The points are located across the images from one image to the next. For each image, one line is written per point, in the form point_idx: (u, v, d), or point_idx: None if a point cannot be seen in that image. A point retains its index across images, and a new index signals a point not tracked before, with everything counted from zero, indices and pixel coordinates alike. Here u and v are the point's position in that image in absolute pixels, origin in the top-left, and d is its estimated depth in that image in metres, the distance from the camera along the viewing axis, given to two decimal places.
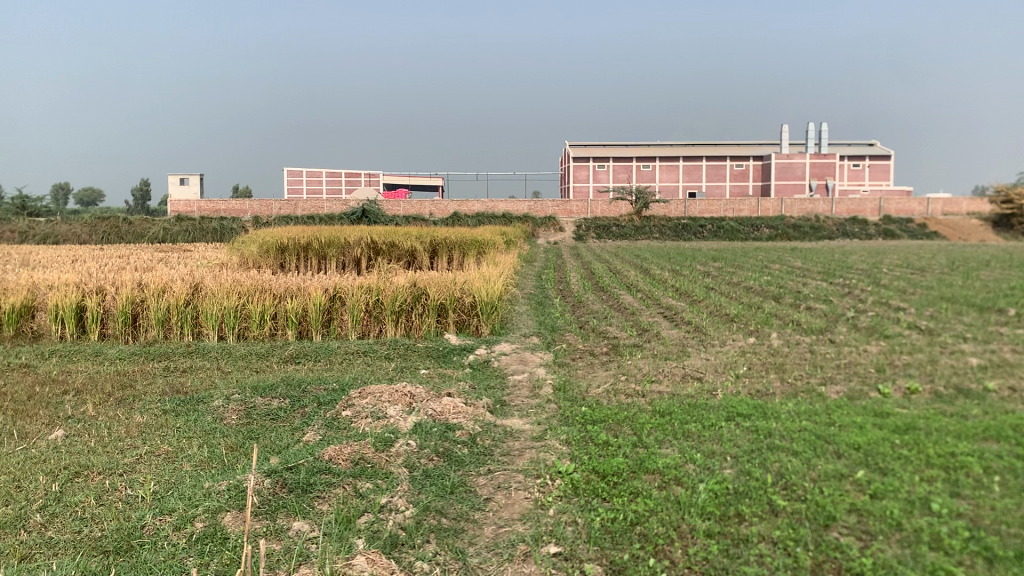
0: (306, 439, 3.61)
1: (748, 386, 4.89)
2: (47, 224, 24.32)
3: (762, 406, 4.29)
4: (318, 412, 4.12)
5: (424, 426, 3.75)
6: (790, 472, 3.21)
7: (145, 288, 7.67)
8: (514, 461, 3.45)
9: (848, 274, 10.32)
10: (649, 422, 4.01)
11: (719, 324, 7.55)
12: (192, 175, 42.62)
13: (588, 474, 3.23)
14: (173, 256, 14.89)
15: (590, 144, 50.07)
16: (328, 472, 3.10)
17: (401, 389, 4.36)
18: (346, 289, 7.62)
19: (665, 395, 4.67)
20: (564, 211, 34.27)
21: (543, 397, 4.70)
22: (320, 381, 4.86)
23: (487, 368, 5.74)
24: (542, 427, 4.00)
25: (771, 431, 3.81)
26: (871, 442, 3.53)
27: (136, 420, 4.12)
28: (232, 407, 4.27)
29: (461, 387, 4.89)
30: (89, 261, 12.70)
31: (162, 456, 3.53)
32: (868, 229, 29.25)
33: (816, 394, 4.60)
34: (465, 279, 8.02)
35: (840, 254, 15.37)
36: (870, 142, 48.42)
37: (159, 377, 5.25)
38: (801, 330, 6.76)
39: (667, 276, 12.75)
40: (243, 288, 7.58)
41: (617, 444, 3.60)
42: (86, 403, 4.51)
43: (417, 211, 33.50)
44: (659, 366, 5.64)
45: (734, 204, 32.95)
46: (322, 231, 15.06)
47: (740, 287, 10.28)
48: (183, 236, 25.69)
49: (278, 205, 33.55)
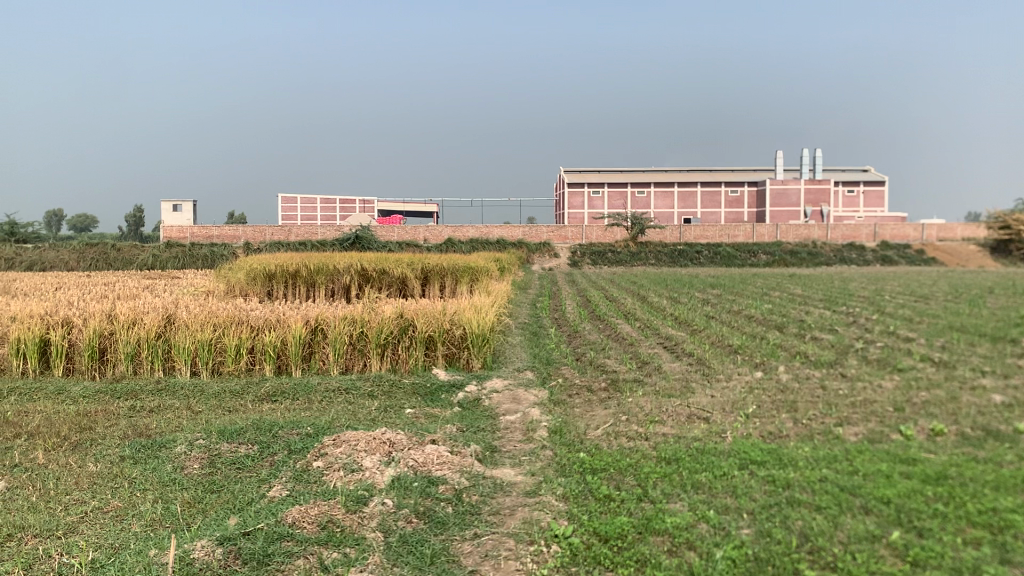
0: (271, 495, 3.24)
1: (759, 428, 4.53)
2: (35, 251, 23.99)
3: (776, 450, 3.93)
4: (288, 462, 3.75)
5: (403, 480, 3.38)
6: (816, 534, 2.85)
7: (115, 319, 7.27)
8: (504, 521, 3.07)
9: (851, 301, 10.04)
10: (653, 471, 3.64)
11: (721, 357, 7.18)
12: (185, 202, 42.35)
13: (588, 538, 2.87)
14: (161, 283, 14.51)
15: (585, 172, 50.12)
16: (290, 539, 2.73)
17: (380, 436, 3.96)
18: (328, 320, 7.24)
19: (671, 438, 4.30)
20: (559, 237, 33.96)
21: (538, 442, 4.32)
22: (294, 424, 4.45)
23: (477, 407, 5.37)
24: (537, 478, 3.63)
25: (790, 481, 3.44)
26: (902, 495, 3.13)
27: (88, 470, 3.73)
28: (195, 455, 3.88)
29: (448, 431, 4.50)
30: (71, 288, 12.34)
31: (110, 513, 3.14)
32: (865, 254, 29.00)
33: (834, 436, 4.22)
34: (455, 309, 7.66)
35: (841, 280, 15.06)
36: (863, 169, 48.64)
37: (122, 419, 4.84)
38: (810, 364, 6.39)
39: (666, 304, 12.41)
40: (219, 319, 7.21)
41: (620, 499, 3.24)
42: (37, 448, 4.12)
43: (411, 238, 33.22)
44: (662, 403, 5.27)
45: (729, 231, 32.75)
46: (311, 258, 14.68)
47: (742, 316, 9.96)
48: (172, 262, 25.37)
49: (271, 231, 33.29)
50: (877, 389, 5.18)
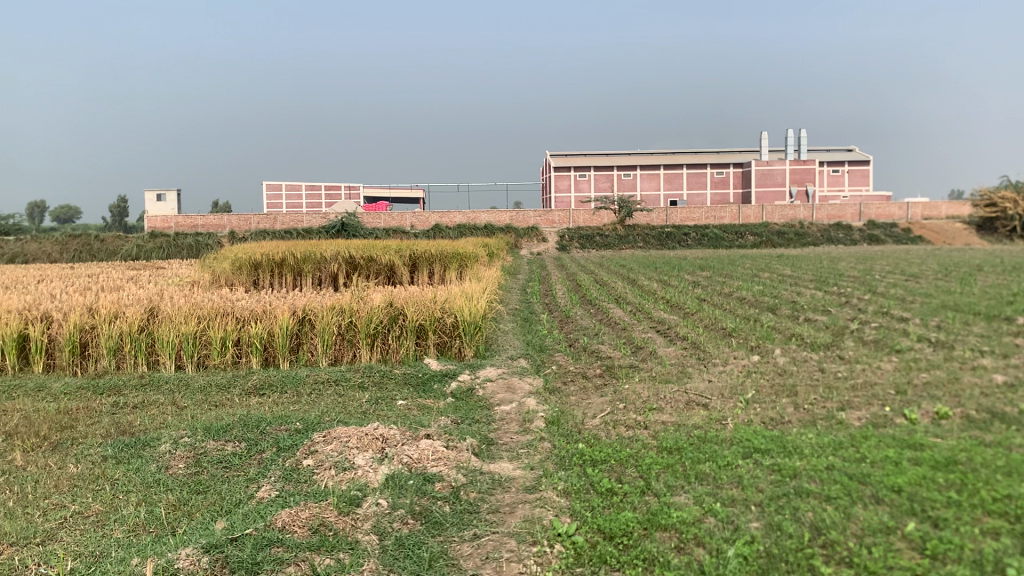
0: (260, 496, 3.11)
1: (760, 414, 4.42)
2: (16, 243, 23.67)
3: (780, 437, 3.82)
4: (276, 460, 3.61)
5: (398, 478, 3.25)
6: (828, 526, 2.74)
7: (95, 312, 7.09)
8: (505, 520, 2.95)
9: (842, 281, 9.98)
10: (656, 461, 3.53)
11: (717, 340, 7.07)
12: (169, 191, 41.81)
13: (592, 536, 2.76)
14: (145, 274, 14.27)
15: (572, 156, 49.96)
16: (280, 544, 2.60)
17: (372, 432, 3.83)
18: (316, 309, 7.09)
19: (671, 427, 4.18)
20: (546, 221, 33.79)
21: (535, 433, 4.20)
22: (282, 420, 4.29)
23: (471, 398, 5.25)
24: (536, 472, 3.50)
25: (797, 470, 3.32)
26: (913, 483, 3.01)
27: (68, 472, 3.58)
28: (179, 454, 3.74)
29: (442, 423, 4.38)
30: (52, 281, 12.10)
31: (91, 518, 3.00)
32: (852, 234, 28.98)
33: (837, 421, 4.12)
34: (446, 296, 7.53)
35: (829, 261, 14.96)
36: (848, 149, 48.78)
37: (105, 416, 4.69)
38: (806, 346, 6.29)
39: (656, 287, 12.29)
40: (203, 311, 7.04)
41: (622, 492, 3.13)
42: (15, 450, 3.97)
43: (397, 223, 32.97)
44: (658, 390, 5.16)
45: (716, 212, 32.71)
46: (297, 246, 14.47)
47: (734, 298, 9.88)
48: (157, 253, 25.07)
49: (257, 219, 32.95)
50: (876, 371, 5.05)
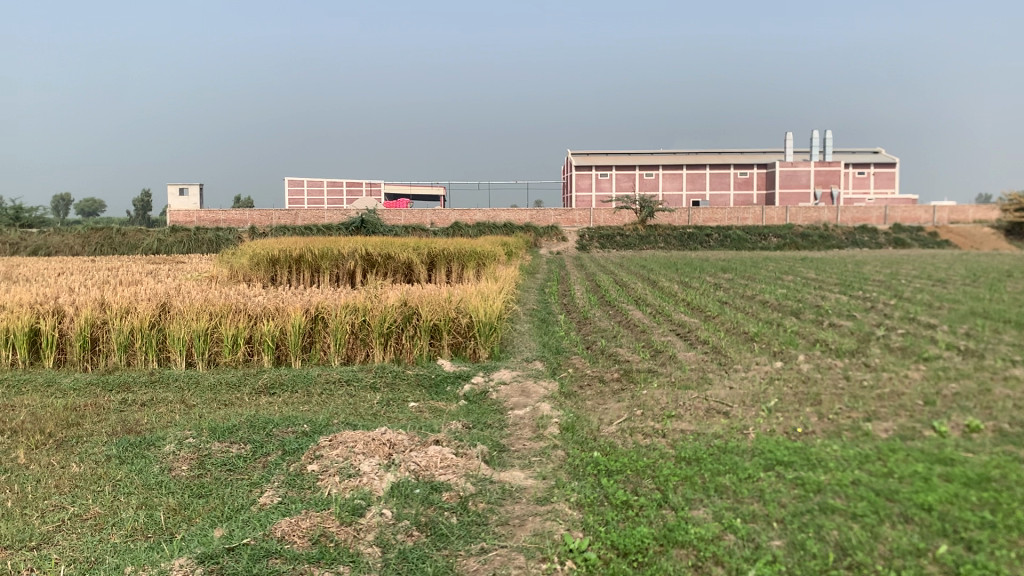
0: (262, 502, 3.02)
1: (783, 423, 4.27)
2: (40, 236, 23.89)
3: (803, 448, 3.67)
4: (281, 464, 3.51)
5: (404, 487, 3.15)
6: (855, 547, 2.60)
7: (107, 308, 7.05)
8: (515, 534, 2.83)
9: (868, 285, 9.76)
10: (674, 472, 3.39)
11: (738, 345, 6.90)
12: (192, 185, 42.04)
13: (605, 552, 2.64)
14: (164, 268, 14.31)
15: (594, 154, 49.75)
16: (279, 556, 2.51)
17: (380, 436, 3.72)
18: (328, 308, 7.01)
19: (689, 436, 4.04)
20: (567, 220, 33.64)
21: (548, 440, 4.07)
22: (289, 421, 4.21)
23: (484, 401, 5.14)
24: (549, 482, 3.38)
25: (821, 484, 3.17)
26: (943, 502, 2.85)
27: (71, 471, 3.51)
28: (183, 456, 3.65)
29: (452, 428, 4.27)
30: (72, 274, 12.13)
31: (88, 522, 2.91)
32: (877, 237, 28.55)
33: (863, 433, 3.95)
34: (460, 296, 7.43)
35: (854, 263, 14.68)
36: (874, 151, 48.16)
37: (112, 413, 4.64)
38: (831, 352, 6.11)
39: (676, 288, 12.13)
40: (215, 307, 6.99)
41: (638, 506, 3.01)
42: (19, 447, 3.91)
43: (417, 220, 32.93)
44: (677, 396, 5.01)
45: (739, 213, 32.39)
46: (315, 242, 14.50)
47: (756, 301, 9.68)
48: (178, 247, 25.25)
49: (278, 215, 33.06)
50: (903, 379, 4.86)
